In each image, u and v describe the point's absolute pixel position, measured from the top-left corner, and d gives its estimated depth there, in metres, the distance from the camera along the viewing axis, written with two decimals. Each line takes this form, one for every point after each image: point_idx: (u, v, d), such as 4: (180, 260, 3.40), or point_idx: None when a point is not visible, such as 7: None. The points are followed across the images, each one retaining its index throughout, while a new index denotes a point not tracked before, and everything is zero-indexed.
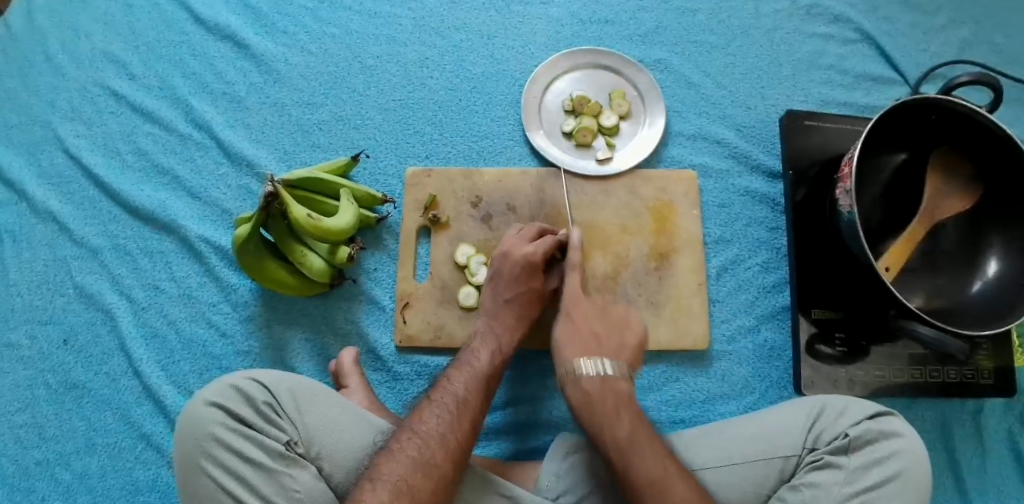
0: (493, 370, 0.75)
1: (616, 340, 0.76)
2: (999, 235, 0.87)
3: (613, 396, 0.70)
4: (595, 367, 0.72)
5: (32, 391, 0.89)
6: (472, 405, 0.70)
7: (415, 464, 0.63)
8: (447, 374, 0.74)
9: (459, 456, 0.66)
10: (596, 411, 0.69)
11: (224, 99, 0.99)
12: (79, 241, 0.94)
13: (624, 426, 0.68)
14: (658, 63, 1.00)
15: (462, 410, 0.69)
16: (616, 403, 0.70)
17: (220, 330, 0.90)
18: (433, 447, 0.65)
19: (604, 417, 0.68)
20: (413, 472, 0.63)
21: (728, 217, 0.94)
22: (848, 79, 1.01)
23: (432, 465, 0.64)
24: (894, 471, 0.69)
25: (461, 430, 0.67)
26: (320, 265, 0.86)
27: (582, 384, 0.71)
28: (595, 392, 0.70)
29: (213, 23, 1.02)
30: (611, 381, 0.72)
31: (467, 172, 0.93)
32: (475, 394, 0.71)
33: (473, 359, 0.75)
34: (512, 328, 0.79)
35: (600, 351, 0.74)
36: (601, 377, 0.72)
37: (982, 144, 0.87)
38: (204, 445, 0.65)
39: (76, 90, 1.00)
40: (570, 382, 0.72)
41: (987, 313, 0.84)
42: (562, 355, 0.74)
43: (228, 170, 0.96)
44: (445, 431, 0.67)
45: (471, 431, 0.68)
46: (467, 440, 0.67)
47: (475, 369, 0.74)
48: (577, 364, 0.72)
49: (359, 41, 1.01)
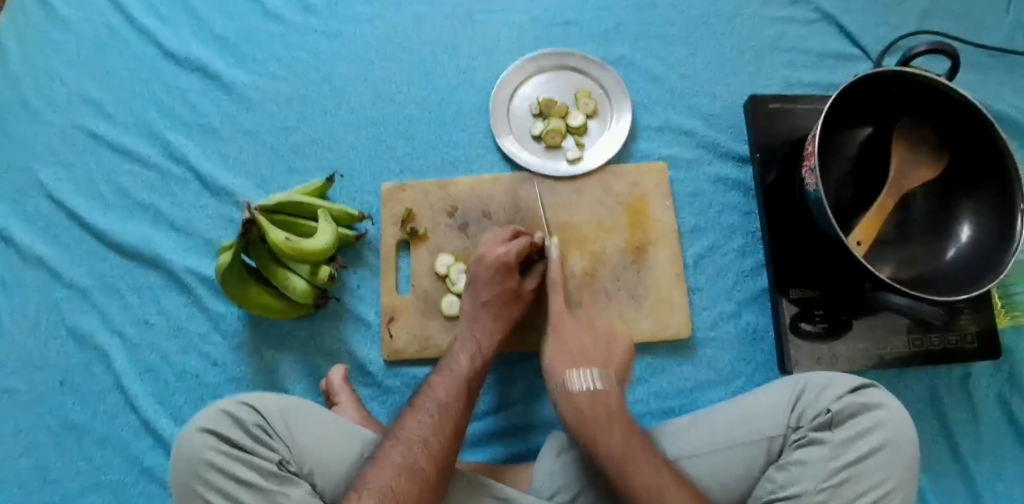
0: (473, 373, 0.76)
1: (604, 352, 0.79)
2: (971, 200, 0.88)
3: (603, 407, 0.72)
4: (585, 379, 0.75)
5: (33, 434, 0.91)
6: (455, 409, 0.72)
7: (400, 470, 0.65)
8: (430, 380, 0.75)
9: (443, 459, 0.67)
10: (589, 426, 0.71)
11: (199, 131, 1.01)
12: (68, 283, 0.96)
13: (617, 434, 0.70)
14: (622, 59, 1.02)
15: (444, 414, 0.71)
16: (608, 415, 0.72)
17: (212, 359, 0.92)
18: (417, 453, 0.67)
19: (597, 431, 0.70)
20: (398, 478, 0.65)
21: (701, 205, 0.95)
22: (810, 59, 1.02)
23: (416, 470, 0.66)
24: (879, 442, 0.70)
25: (444, 433, 0.69)
26: (303, 286, 0.87)
27: (574, 399, 0.74)
28: (585, 408, 0.72)
29: (184, 58, 1.04)
30: (600, 394, 0.74)
31: (442, 183, 0.95)
32: (457, 397, 0.73)
33: (454, 364, 0.77)
34: (493, 331, 0.81)
35: (588, 362, 0.77)
36: (591, 391, 0.74)
37: (945, 111, 0.88)
38: (197, 470, 0.66)
39: (55, 135, 1.02)
40: (563, 397, 0.75)
41: (964, 278, 0.85)
42: (552, 373, 0.78)
43: (208, 201, 0.98)
44: (428, 435, 0.68)
45: (455, 434, 0.70)
46: (450, 443, 0.69)
47: (456, 372, 0.75)
48: (568, 380, 0.75)
49: (327, 63, 1.03)
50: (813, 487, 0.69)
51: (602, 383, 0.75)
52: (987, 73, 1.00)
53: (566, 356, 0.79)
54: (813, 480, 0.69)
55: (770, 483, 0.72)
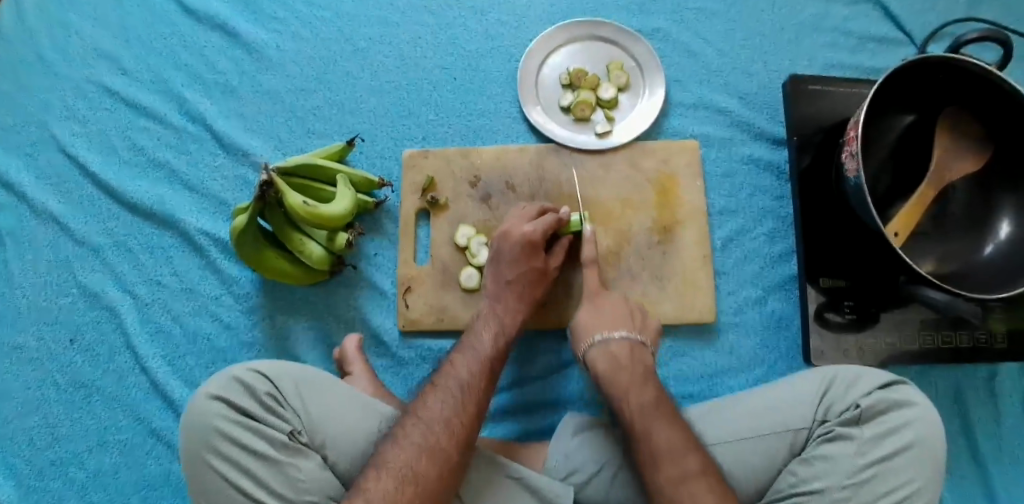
0: (495, 352, 0.74)
1: (640, 322, 0.80)
2: (1012, 195, 0.86)
3: (640, 367, 0.74)
4: (622, 335, 0.76)
5: (41, 391, 0.89)
6: (478, 389, 0.70)
7: (421, 450, 0.64)
8: (451, 358, 0.73)
9: (466, 442, 0.66)
10: (623, 381, 0.72)
11: (217, 89, 0.96)
12: (79, 241, 0.92)
13: (649, 392, 0.71)
14: (657, 32, 0.97)
15: (466, 394, 0.69)
16: (642, 372, 0.73)
17: (224, 323, 0.90)
18: (438, 433, 0.65)
19: (629, 385, 0.72)
20: (418, 458, 0.63)
21: (732, 187, 0.92)
22: (852, 41, 0.98)
23: (437, 450, 0.64)
24: (907, 441, 0.68)
25: (466, 414, 0.67)
26: (319, 253, 0.84)
27: (608, 349, 0.76)
28: (622, 360, 0.74)
29: (203, 12, 0.98)
30: (636, 351, 0.76)
31: (465, 152, 0.91)
32: (479, 376, 0.71)
33: (476, 342, 0.75)
34: (515, 309, 0.79)
35: (622, 324, 0.78)
36: (630, 344, 0.76)
37: (992, 102, 0.85)
38: (208, 438, 0.65)
39: (71, 88, 0.96)
40: (594, 350, 0.77)
41: (1002, 275, 0.83)
42: (585, 330, 0.79)
43: (224, 162, 0.94)
44: (449, 415, 0.67)
45: (478, 415, 0.68)
46: (472, 423, 0.67)
47: (479, 351, 0.73)
48: (602, 333, 0.77)
49: (351, 23, 0.98)
50: (837, 484, 0.68)
51: (638, 342, 0.77)
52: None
53: (599, 322, 0.78)
54: (838, 476, 0.68)
55: (793, 477, 0.70)
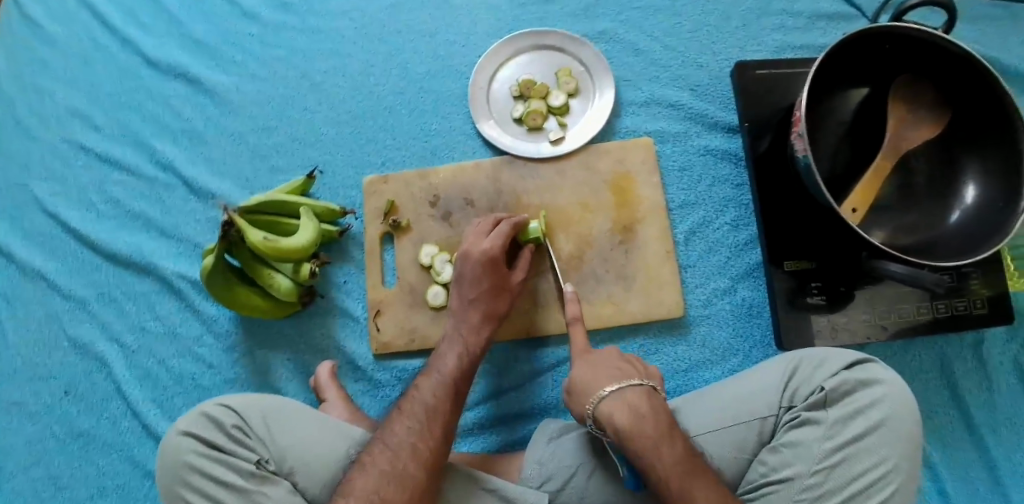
0: (461, 371, 0.75)
1: (642, 370, 0.75)
2: (976, 160, 0.84)
3: (663, 416, 0.69)
4: (635, 383, 0.71)
5: (42, 444, 0.92)
6: (444, 412, 0.71)
7: (388, 478, 0.65)
8: (416, 381, 0.74)
9: (435, 465, 0.67)
10: (650, 438, 0.67)
11: (184, 137, 1.00)
12: (66, 294, 0.96)
13: (677, 448, 0.67)
14: (604, 33, 0.98)
15: (432, 418, 0.70)
16: (667, 424, 0.68)
17: (207, 362, 0.93)
18: (404, 459, 0.66)
19: (657, 442, 0.67)
20: (385, 485, 0.65)
21: (691, 180, 0.92)
22: (802, 21, 0.97)
23: (404, 477, 0.65)
24: (876, 421, 0.67)
25: (432, 437, 0.68)
26: (287, 285, 0.87)
27: (627, 404, 0.69)
28: (646, 414, 0.68)
29: (165, 63, 1.01)
30: (651, 397, 0.70)
31: (423, 173, 0.93)
32: (445, 399, 0.72)
33: (440, 363, 0.76)
34: (478, 326, 0.79)
35: (630, 374, 0.73)
36: (644, 392, 0.70)
37: (944, 67, 0.83)
38: (180, 473, 0.67)
39: (47, 149, 1.00)
40: (606, 403, 0.70)
41: (968, 241, 0.82)
42: (587, 384, 0.72)
43: (196, 205, 0.97)
44: (416, 441, 0.68)
45: (445, 437, 0.69)
46: (440, 446, 0.69)
47: (444, 373, 0.74)
48: (611, 387, 0.71)
49: (305, 59, 1.00)
50: (805, 471, 0.67)
51: (650, 387, 0.71)
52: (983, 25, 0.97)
53: (601, 373, 0.73)
54: (806, 463, 0.67)
55: (763, 466, 0.70)
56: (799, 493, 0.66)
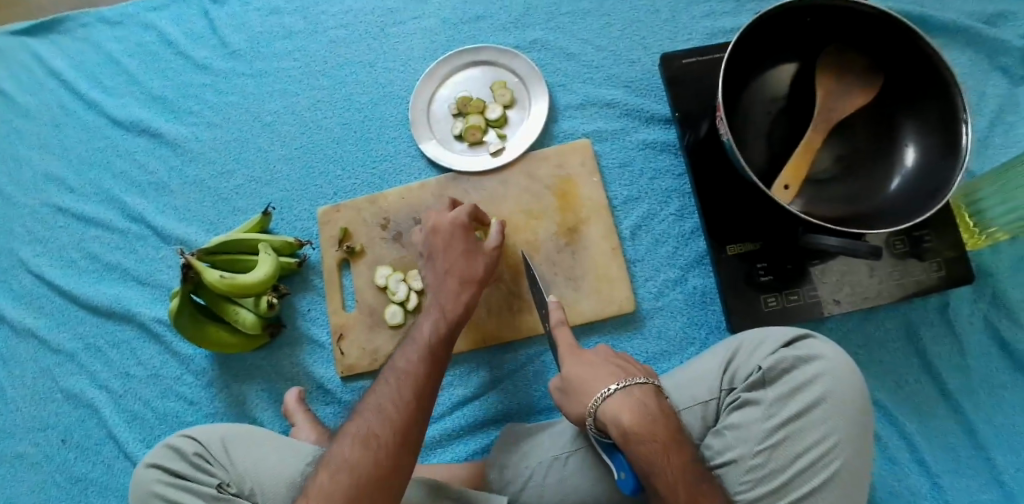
0: (436, 336, 0.75)
1: (637, 366, 0.73)
2: (913, 123, 0.83)
3: (669, 416, 0.67)
4: (640, 381, 0.68)
5: (45, 492, 0.98)
6: (415, 376, 0.71)
7: (358, 441, 0.66)
8: (398, 349, 0.75)
9: (403, 428, 0.67)
10: (658, 439, 0.64)
11: (151, 189, 1.05)
12: (56, 348, 1.02)
13: (681, 452, 0.64)
14: (535, 43, 1.00)
15: (404, 382, 0.71)
16: (674, 426, 0.66)
17: (188, 399, 0.97)
18: (375, 422, 0.67)
19: (663, 444, 0.64)
20: (355, 448, 0.66)
21: (631, 175, 0.93)
22: (729, 5, 0.98)
23: (371, 437, 0.66)
24: (815, 397, 0.67)
25: (403, 399, 0.69)
26: (251, 318, 0.90)
27: (633, 403, 0.66)
28: (657, 414, 0.66)
29: (129, 121, 1.07)
30: (657, 395, 0.68)
31: (373, 198, 0.96)
32: (419, 363, 0.72)
33: (418, 332, 0.76)
34: (455, 295, 0.80)
35: (629, 372, 0.70)
36: (650, 391, 0.68)
37: (870, 33, 0.82)
38: (150, 502, 0.71)
39: (29, 214, 1.07)
40: (612, 400, 0.67)
41: (910, 206, 0.80)
42: (586, 384, 0.70)
43: (166, 251, 1.02)
44: (380, 406, 0.69)
45: (416, 400, 0.69)
46: (411, 409, 0.68)
47: (420, 340, 0.75)
48: (615, 387, 0.68)
49: (257, 102, 1.05)
50: (748, 452, 0.67)
51: (654, 386, 0.69)
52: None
53: (599, 371, 0.71)
54: (748, 445, 0.67)
55: (708, 450, 0.70)
56: (743, 474, 0.67)
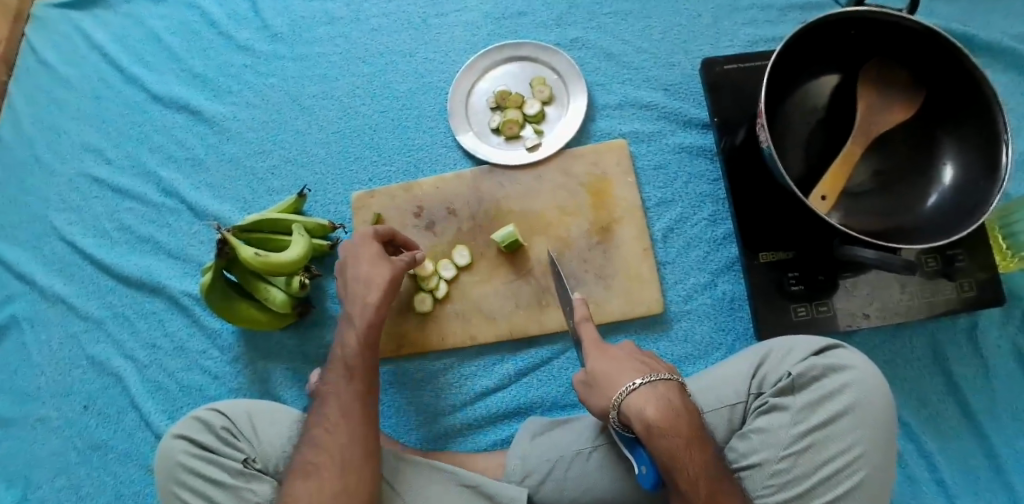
0: (358, 350, 0.75)
1: (659, 362, 0.72)
2: (953, 140, 0.82)
3: (692, 414, 0.67)
4: (665, 377, 0.68)
5: (64, 456, 0.98)
6: (340, 399, 0.72)
7: (296, 473, 0.68)
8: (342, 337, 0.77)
9: (341, 452, 0.68)
10: (682, 437, 0.64)
11: (186, 164, 1.06)
12: (84, 315, 1.03)
13: (702, 450, 0.65)
14: (576, 42, 1.01)
15: (330, 408, 0.71)
16: (698, 425, 0.66)
17: (212, 374, 0.98)
18: (309, 453, 0.69)
19: (686, 441, 0.64)
20: (294, 481, 0.67)
21: (666, 178, 0.94)
22: (772, 14, 0.98)
23: (309, 467, 0.68)
24: (843, 407, 0.67)
25: (330, 427, 0.70)
26: (281, 297, 0.91)
27: (658, 399, 0.66)
28: (681, 411, 0.66)
29: (168, 96, 1.09)
30: (681, 393, 0.68)
31: (407, 186, 0.97)
32: (358, 351, 0.75)
33: (341, 348, 0.76)
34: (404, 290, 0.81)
35: (654, 368, 0.70)
36: (675, 388, 0.68)
37: (912, 47, 0.82)
38: (173, 472, 0.71)
39: (64, 183, 1.08)
40: (636, 394, 0.67)
41: (948, 223, 0.80)
42: (611, 379, 0.69)
43: (198, 227, 1.04)
44: (318, 431, 0.70)
45: (345, 424, 0.70)
46: (343, 434, 0.69)
47: (340, 359, 0.75)
48: (641, 381, 0.67)
49: (296, 84, 1.06)
50: (773, 457, 0.67)
51: (679, 382, 0.69)
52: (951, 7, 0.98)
53: (624, 365, 0.70)
54: (774, 449, 0.67)
55: (732, 452, 0.70)
56: (767, 478, 0.67)
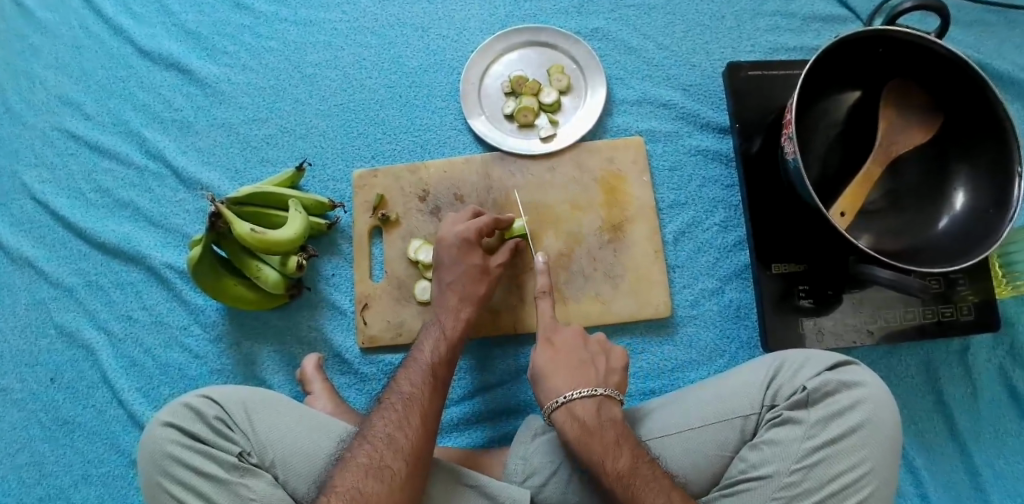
0: (440, 360, 0.75)
1: (602, 365, 0.76)
2: (965, 166, 0.83)
3: (612, 427, 0.70)
4: (586, 393, 0.72)
5: (28, 430, 0.92)
6: (420, 402, 0.70)
7: (367, 472, 0.64)
8: (420, 337, 0.78)
9: (416, 456, 0.66)
10: (595, 449, 0.68)
11: (173, 126, 0.99)
12: (54, 282, 0.96)
13: (625, 456, 0.67)
14: (596, 31, 0.98)
15: (409, 408, 0.69)
16: (614, 436, 0.68)
17: (193, 353, 0.93)
18: (383, 451, 0.66)
19: (604, 451, 0.67)
20: (365, 479, 0.63)
21: (681, 180, 0.92)
22: (795, 23, 0.97)
23: (383, 470, 0.64)
24: (856, 422, 0.67)
25: (411, 428, 0.67)
26: (275, 277, 0.86)
27: (574, 412, 0.71)
28: (591, 425, 0.69)
29: (156, 52, 1.01)
30: (602, 407, 0.71)
31: (413, 168, 0.93)
32: (440, 359, 0.75)
33: (418, 353, 0.75)
34: (458, 311, 0.79)
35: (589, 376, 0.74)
36: (595, 402, 0.72)
37: (936, 71, 0.82)
38: (161, 464, 0.67)
39: (36, 136, 1.00)
40: (559, 411, 0.72)
41: (956, 247, 0.81)
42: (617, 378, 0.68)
43: (184, 195, 0.97)
44: (393, 431, 0.67)
45: (424, 427, 0.68)
46: (422, 441, 0.67)
47: (420, 363, 0.74)
48: (565, 395, 0.72)
49: (297, 51, 1.00)
50: (784, 468, 0.67)
51: (604, 396, 0.72)
52: (970, 32, 0.99)
53: (561, 372, 0.75)
54: (786, 461, 0.67)
55: (742, 462, 0.70)
56: (776, 490, 0.66)
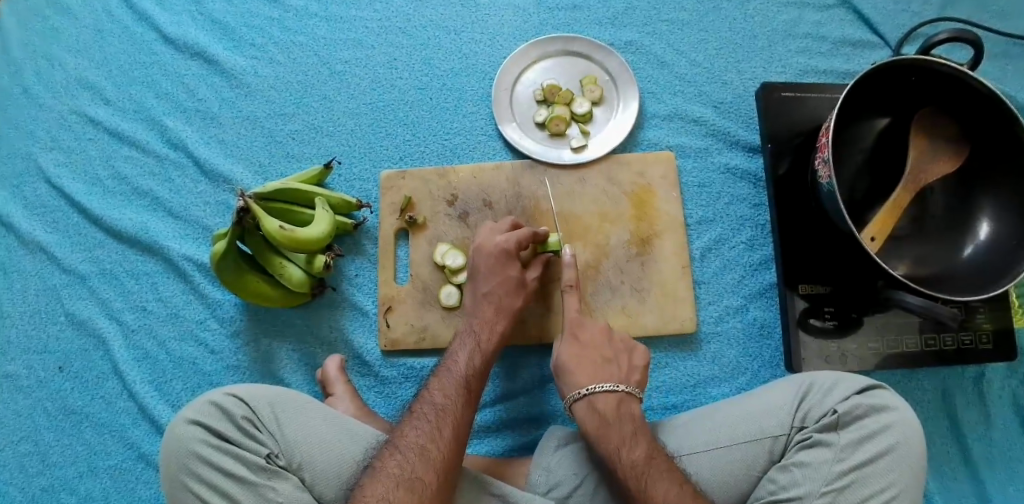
0: (474, 369, 0.74)
1: (625, 363, 0.77)
2: (992, 196, 0.84)
3: (630, 422, 0.71)
4: (608, 388, 0.74)
5: (33, 419, 0.90)
6: (452, 412, 0.69)
7: (397, 482, 0.63)
8: (452, 345, 0.78)
9: (446, 468, 0.65)
10: (612, 440, 0.69)
11: (197, 115, 0.98)
12: (67, 269, 0.93)
13: (641, 447, 0.68)
14: (630, 44, 0.98)
15: (440, 419, 0.68)
16: (631, 430, 0.70)
17: (209, 348, 0.91)
18: (414, 461, 0.65)
19: (621, 442, 0.69)
20: (395, 490, 0.62)
21: (709, 197, 0.93)
22: (826, 46, 0.98)
23: (413, 480, 0.63)
24: (884, 448, 0.68)
25: (442, 439, 0.67)
26: (299, 275, 0.85)
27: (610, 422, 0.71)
28: (609, 416, 0.72)
29: (182, 40, 0.99)
30: (603, 369, 0.76)
31: (443, 172, 0.92)
32: (472, 368, 0.74)
33: (451, 362, 0.75)
34: (490, 320, 0.79)
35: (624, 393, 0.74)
36: (614, 397, 0.73)
37: (967, 103, 0.83)
38: (185, 462, 0.66)
39: (54, 120, 0.98)
40: (581, 402, 0.74)
41: (980, 277, 0.82)
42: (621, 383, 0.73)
43: (205, 187, 0.95)
44: (425, 442, 0.66)
45: (455, 437, 0.67)
46: (453, 451, 0.67)
47: (453, 373, 0.73)
48: (587, 388, 0.74)
49: (327, 47, 0.99)
50: (814, 491, 0.67)
51: (606, 357, 0.77)
52: None
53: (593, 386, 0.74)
54: (815, 483, 0.67)
55: (772, 484, 0.70)
56: None
